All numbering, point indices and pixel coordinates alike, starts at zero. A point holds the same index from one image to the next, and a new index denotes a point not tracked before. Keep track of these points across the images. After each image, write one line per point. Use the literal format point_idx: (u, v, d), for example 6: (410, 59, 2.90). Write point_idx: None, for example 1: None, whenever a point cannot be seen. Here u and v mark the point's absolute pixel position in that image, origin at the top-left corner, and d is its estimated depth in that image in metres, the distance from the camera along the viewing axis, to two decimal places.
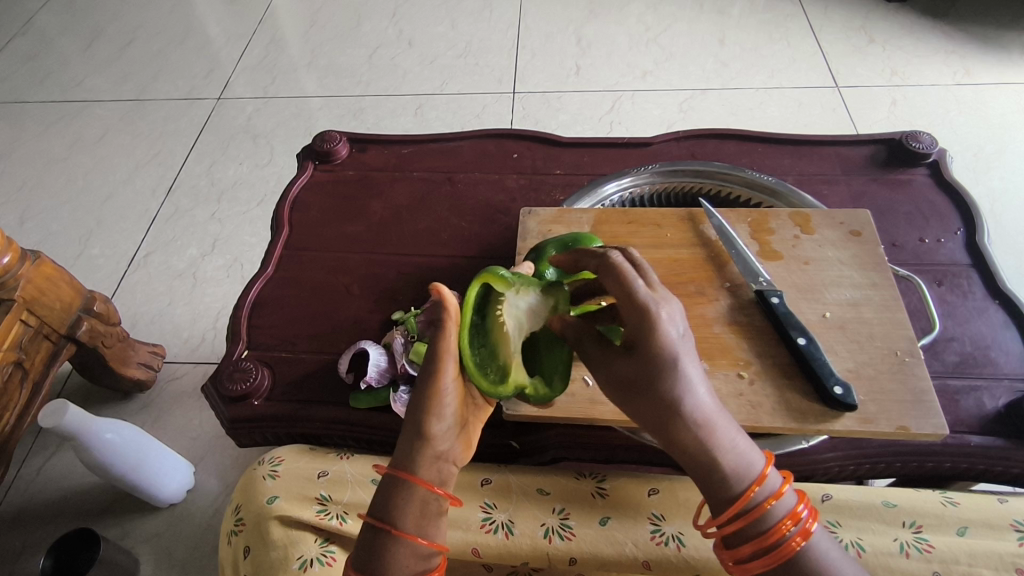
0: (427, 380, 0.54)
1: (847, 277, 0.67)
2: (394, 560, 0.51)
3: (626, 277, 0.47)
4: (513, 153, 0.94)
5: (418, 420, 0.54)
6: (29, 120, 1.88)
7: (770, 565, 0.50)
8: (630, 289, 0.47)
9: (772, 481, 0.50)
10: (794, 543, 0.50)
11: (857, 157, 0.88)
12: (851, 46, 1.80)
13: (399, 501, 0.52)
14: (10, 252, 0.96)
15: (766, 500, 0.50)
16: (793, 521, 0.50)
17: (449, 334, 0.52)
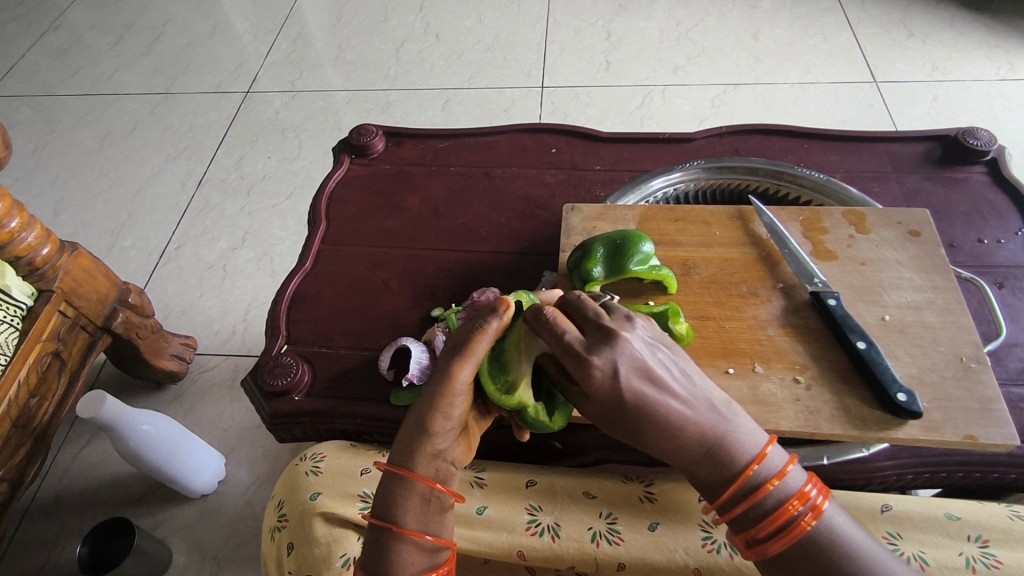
0: (442, 376, 0.53)
1: (906, 278, 0.64)
2: (403, 558, 0.52)
3: (552, 330, 0.50)
4: (551, 148, 0.92)
5: (425, 417, 0.53)
6: (62, 113, 1.90)
7: (785, 546, 0.49)
8: (558, 341, 0.50)
9: (773, 462, 0.50)
10: (805, 523, 0.49)
11: (909, 154, 0.85)
12: (890, 40, 1.75)
13: (399, 501, 0.53)
14: (49, 243, 0.97)
15: (767, 481, 0.50)
16: (801, 500, 0.49)
17: (483, 338, 0.52)
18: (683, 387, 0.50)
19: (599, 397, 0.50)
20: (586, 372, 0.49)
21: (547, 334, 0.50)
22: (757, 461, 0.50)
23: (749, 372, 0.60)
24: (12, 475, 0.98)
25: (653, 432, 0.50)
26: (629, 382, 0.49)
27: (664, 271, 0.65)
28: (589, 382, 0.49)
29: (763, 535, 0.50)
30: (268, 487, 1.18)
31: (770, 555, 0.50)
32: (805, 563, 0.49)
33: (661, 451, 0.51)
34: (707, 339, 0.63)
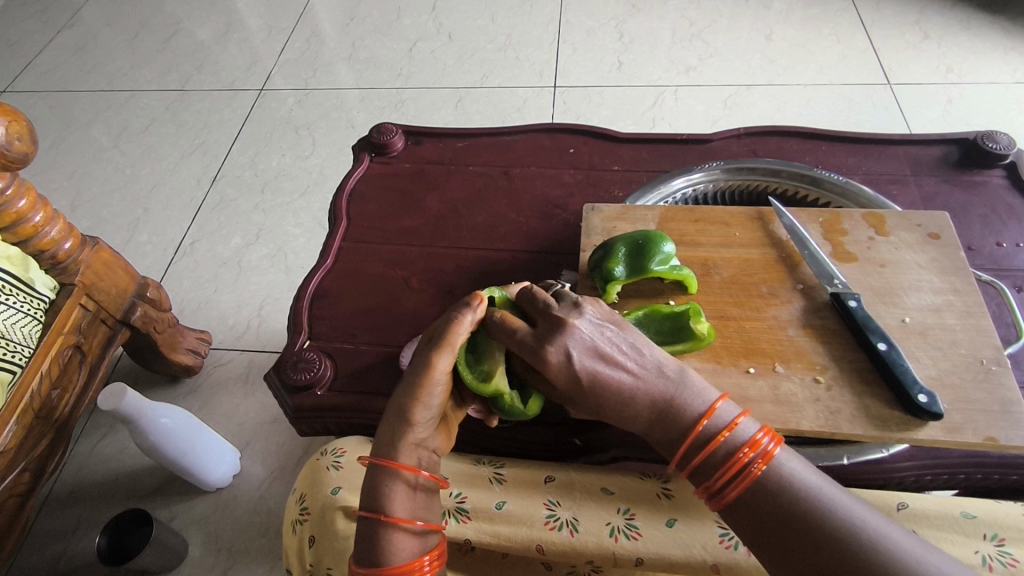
0: (421, 368, 0.57)
1: (926, 281, 0.65)
2: (395, 544, 0.56)
3: (504, 329, 0.58)
4: (569, 148, 0.93)
5: (405, 407, 0.57)
6: (79, 109, 1.92)
7: (740, 492, 0.52)
8: (512, 337, 0.58)
9: (722, 414, 0.54)
10: (756, 470, 0.52)
11: (928, 157, 0.85)
12: (904, 41, 1.74)
13: (384, 492, 0.57)
14: (72, 237, 0.98)
15: (718, 433, 0.53)
16: (751, 449, 0.52)
17: (461, 331, 0.57)
18: (631, 358, 0.57)
19: (558, 379, 0.57)
20: (542, 361, 0.57)
21: (501, 333, 0.58)
22: (707, 416, 0.54)
23: (769, 372, 0.61)
24: (34, 466, 0.99)
25: (611, 406, 0.56)
26: (579, 363, 0.56)
27: (684, 272, 0.66)
28: (546, 369, 0.57)
29: (720, 484, 0.53)
30: (282, 481, 1.19)
31: (732, 502, 0.53)
32: (767, 505, 0.51)
33: (625, 424, 0.57)
34: (727, 339, 0.63)
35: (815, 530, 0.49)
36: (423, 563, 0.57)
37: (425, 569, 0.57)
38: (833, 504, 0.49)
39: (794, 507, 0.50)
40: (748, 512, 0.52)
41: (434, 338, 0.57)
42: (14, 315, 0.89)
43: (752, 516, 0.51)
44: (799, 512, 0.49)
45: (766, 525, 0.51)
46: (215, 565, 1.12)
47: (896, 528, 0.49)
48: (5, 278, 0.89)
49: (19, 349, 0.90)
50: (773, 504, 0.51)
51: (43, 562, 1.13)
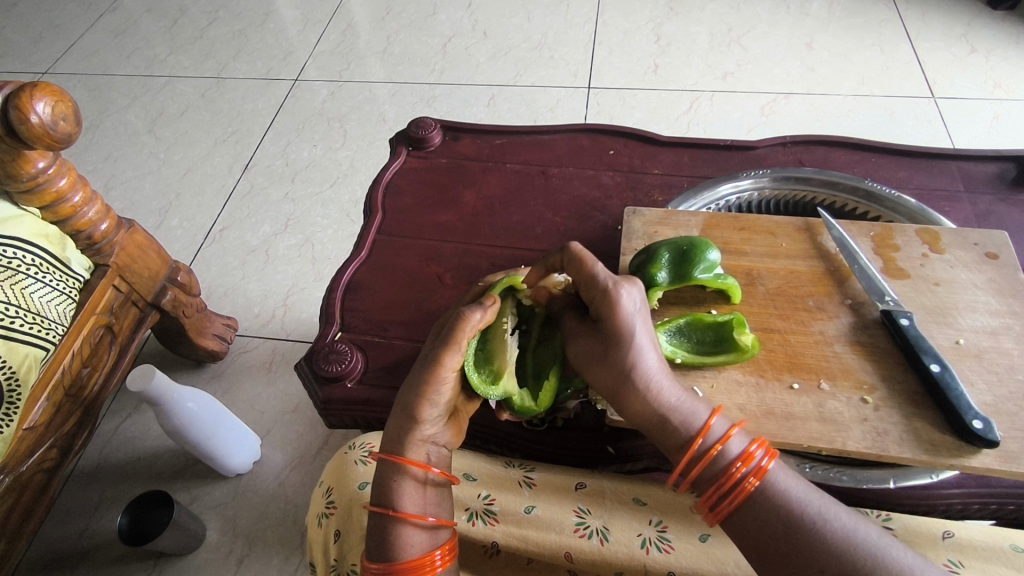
0: (430, 365, 0.57)
1: (981, 302, 0.63)
2: (406, 539, 0.56)
3: (579, 262, 0.57)
4: (609, 150, 0.92)
5: (413, 406, 0.58)
6: (116, 93, 1.95)
7: (735, 505, 0.52)
8: (589, 273, 0.56)
9: (716, 429, 0.54)
10: (748, 484, 0.51)
11: (983, 174, 0.82)
12: (950, 54, 1.70)
13: (394, 488, 0.58)
14: (109, 218, 0.99)
15: (711, 446, 0.53)
16: (744, 462, 0.52)
17: (466, 331, 0.57)
18: (657, 346, 0.56)
19: (612, 325, 0.55)
20: (613, 298, 0.54)
21: (578, 264, 0.57)
22: (703, 433, 0.53)
23: (815, 389, 0.59)
24: (61, 442, 1.00)
25: (637, 373, 0.54)
26: (637, 318, 0.55)
27: (729, 281, 0.65)
28: (609, 310, 0.55)
29: (718, 496, 0.52)
30: (301, 471, 1.19)
31: (728, 515, 0.52)
32: (767, 513, 0.50)
33: (637, 399, 0.54)
34: (771, 352, 0.61)
35: (815, 546, 0.48)
36: (433, 560, 0.56)
37: (436, 565, 0.56)
38: (835, 522, 0.49)
39: (794, 522, 0.49)
40: (748, 525, 0.51)
41: (443, 338, 0.57)
42: (49, 293, 0.90)
43: (759, 525, 0.50)
44: (800, 528, 0.49)
45: (764, 540, 0.50)
46: (231, 552, 1.11)
47: (897, 544, 0.49)
48: (41, 256, 0.89)
49: (52, 327, 0.91)
50: (771, 518, 0.50)
51: (65, 537, 1.14)
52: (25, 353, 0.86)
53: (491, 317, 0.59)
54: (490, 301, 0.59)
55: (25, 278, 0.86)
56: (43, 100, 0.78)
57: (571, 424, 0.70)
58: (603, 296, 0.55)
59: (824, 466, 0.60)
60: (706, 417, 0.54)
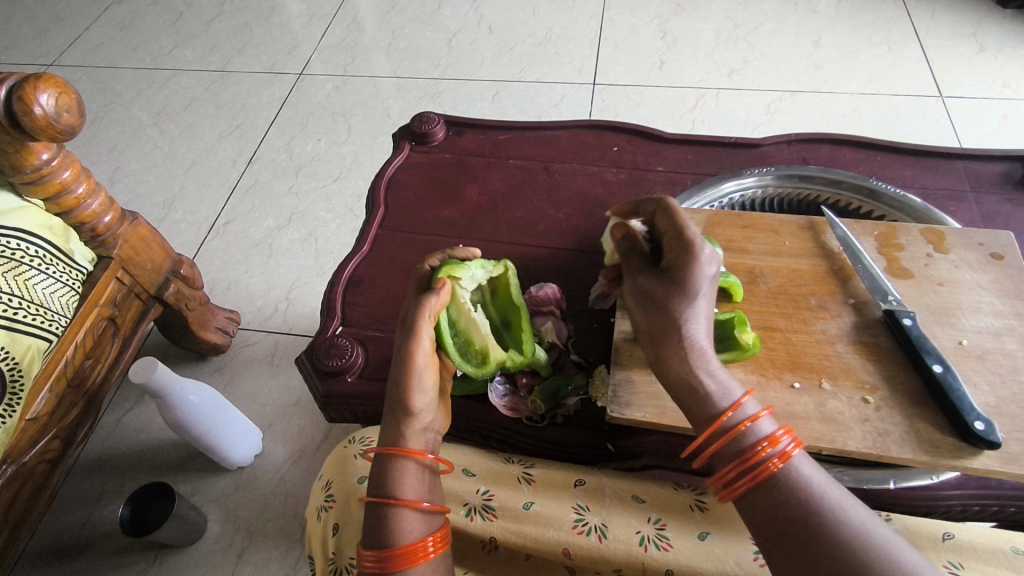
0: (404, 354, 0.59)
1: (986, 302, 0.62)
2: (402, 525, 0.56)
3: (671, 216, 0.59)
4: (613, 147, 0.91)
5: (401, 397, 0.59)
6: (121, 85, 1.95)
7: (754, 483, 0.51)
8: (673, 228, 0.59)
9: (748, 407, 0.53)
10: (771, 466, 0.51)
11: (989, 173, 0.82)
12: (959, 53, 1.68)
13: (393, 474, 0.58)
14: (112, 211, 0.99)
15: (739, 423, 0.52)
16: (769, 444, 0.51)
17: (423, 323, 0.60)
18: (708, 313, 0.57)
19: (682, 280, 0.56)
20: (692, 255, 0.56)
21: (671, 216, 0.59)
22: (734, 407, 0.53)
23: (816, 388, 0.58)
24: (63, 434, 1.00)
25: (688, 324, 0.55)
26: (707, 279, 0.56)
27: (731, 279, 0.64)
28: (687, 261, 0.56)
29: (736, 473, 0.52)
30: (302, 465, 1.20)
31: (741, 494, 0.52)
32: (782, 499, 0.49)
33: (679, 344, 0.55)
34: (772, 351, 0.61)
35: (823, 534, 0.47)
36: (427, 546, 0.55)
37: (429, 552, 0.55)
38: (849, 514, 0.48)
39: (807, 508, 0.48)
40: (760, 508, 0.50)
41: (406, 332, 0.60)
42: (52, 284, 0.90)
43: (773, 510, 0.49)
44: (811, 514, 0.48)
45: (776, 526, 0.49)
46: (232, 544, 1.12)
47: (911, 547, 0.47)
48: (45, 248, 0.89)
49: (55, 319, 0.91)
50: (784, 504, 0.49)
51: (67, 528, 1.15)
52: (28, 344, 0.86)
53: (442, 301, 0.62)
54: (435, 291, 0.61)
55: (28, 270, 0.86)
56: (47, 92, 0.78)
57: (572, 420, 0.69)
58: (684, 244, 0.56)
59: (824, 465, 0.60)
60: (740, 395, 0.54)
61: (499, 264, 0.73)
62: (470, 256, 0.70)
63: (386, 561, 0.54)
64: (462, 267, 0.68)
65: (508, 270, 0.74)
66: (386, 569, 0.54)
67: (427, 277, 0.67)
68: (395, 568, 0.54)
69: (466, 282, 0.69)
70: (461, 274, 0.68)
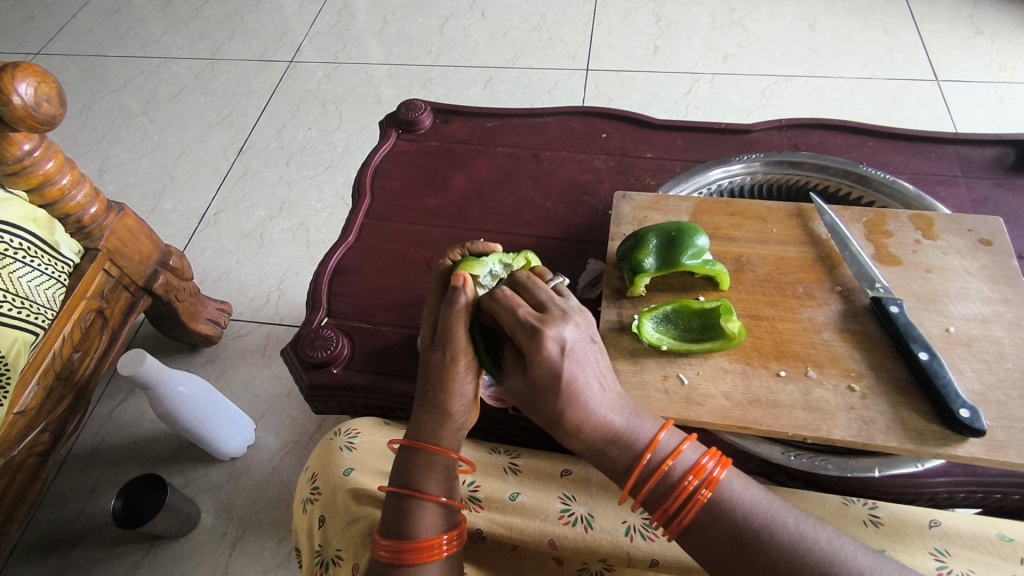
0: (447, 361, 0.57)
1: (974, 289, 0.62)
2: (420, 518, 0.56)
3: (504, 310, 0.55)
4: (602, 133, 0.90)
5: (439, 399, 0.58)
6: (109, 74, 1.92)
7: (688, 520, 0.50)
8: (512, 315, 0.54)
9: (666, 444, 0.53)
10: (700, 496, 0.50)
11: (980, 158, 0.81)
12: (955, 36, 1.67)
13: (424, 467, 0.58)
14: (97, 202, 0.98)
15: (662, 462, 0.52)
16: (695, 475, 0.51)
17: (457, 324, 0.57)
18: (601, 376, 0.53)
19: (536, 371, 0.52)
20: (539, 345, 0.52)
21: (502, 308, 0.55)
22: (650, 450, 0.52)
23: (802, 377, 0.58)
24: (53, 427, 1.00)
25: (569, 412, 0.52)
26: (566, 360, 0.52)
27: (717, 268, 0.64)
28: (534, 354, 0.52)
29: (670, 513, 0.51)
30: (295, 455, 1.19)
31: (682, 531, 0.51)
32: (722, 524, 0.50)
33: (569, 435, 0.53)
34: (759, 340, 0.61)
35: (764, 555, 0.48)
36: (443, 543, 0.56)
37: (443, 550, 0.56)
38: (788, 531, 0.49)
39: (744, 530, 0.49)
40: (703, 535, 0.50)
41: (443, 331, 0.57)
42: (38, 277, 0.89)
43: (713, 534, 0.50)
44: (752, 537, 0.49)
45: (721, 549, 0.50)
46: (225, 535, 1.12)
47: (853, 546, 0.48)
48: (29, 240, 0.88)
49: (42, 311, 0.90)
50: (723, 526, 0.50)
51: (61, 520, 1.15)
52: (15, 337, 0.86)
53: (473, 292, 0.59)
54: (460, 281, 0.57)
55: (13, 263, 0.85)
56: (26, 81, 0.77)
57: None
58: (527, 337, 0.52)
59: (808, 454, 0.59)
60: (654, 434, 0.53)
61: (520, 255, 0.68)
62: (489, 250, 0.65)
63: (401, 553, 0.55)
64: (479, 262, 0.64)
65: (530, 259, 0.69)
66: (400, 561, 0.55)
67: (446, 272, 0.64)
68: (410, 560, 0.55)
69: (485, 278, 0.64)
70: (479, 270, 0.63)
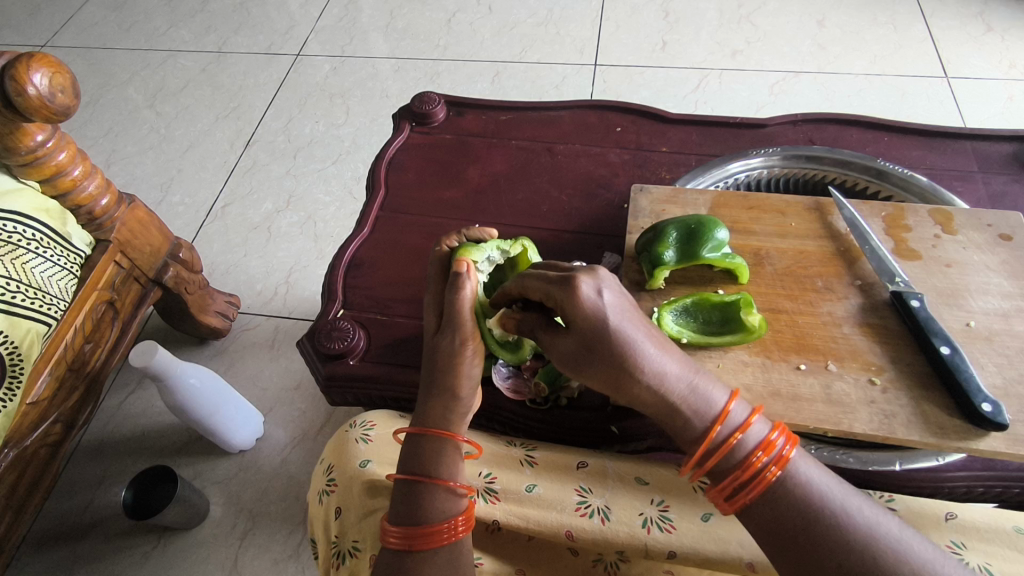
0: (455, 345, 0.59)
1: (994, 284, 0.62)
2: (428, 504, 0.57)
3: (532, 281, 0.56)
4: (616, 127, 0.90)
5: (446, 381, 0.59)
6: (116, 66, 1.92)
7: (754, 495, 0.50)
8: (541, 280, 0.55)
9: (736, 416, 0.52)
10: (769, 474, 0.50)
11: (997, 154, 0.81)
12: (965, 33, 1.66)
13: (433, 451, 0.59)
14: (109, 193, 0.98)
15: (731, 436, 0.52)
16: (764, 451, 0.51)
17: (466, 307, 0.59)
18: (650, 329, 0.53)
19: (581, 320, 0.52)
20: (575, 292, 0.52)
21: (532, 278, 0.56)
22: (719, 421, 0.52)
23: (822, 370, 0.58)
24: (64, 418, 1.00)
25: (633, 358, 0.51)
26: (606, 305, 0.52)
27: (737, 261, 0.64)
28: (573, 305, 0.52)
29: (736, 486, 0.51)
30: (304, 448, 1.20)
31: (745, 505, 0.51)
32: (789, 507, 0.49)
33: (640, 392, 0.52)
34: (778, 333, 0.61)
35: (833, 540, 0.47)
36: (449, 529, 0.56)
37: (451, 535, 0.56)
38: (859, 517, 0.48)
39: (813, 513, 0.48)
40: (761, 517, 0.50)
41: (450, 316, 0.59)
42: (50, 268, 0.89)
43: (779, 516, 0.49)
44: (821, 520, 0.48)
45: (785, 531, 0.49)
46: (235, 526, 1.12)
47: (922, 542, 0.48)
48: (42, 231, 0.88)
49: (54, 302, 0.90)
50: (786, 512, 0.49)
51: (70, 510, 1.15)
52: (28, 328, 0.86)
53: (475, 278, 0.60)
54: (462, 268, 0.59)
55: (25, 253, 0.85)
56: (40, 72, 0.77)
57: (576, 404, 0.70)
58: (559, 290, 0.53)
59: (830, 447, 0.60)
60: (723, 403, 0.53)
61: (517, 243, 0.71)
62: (485, 236, 0.67)
63: (412, 539, 0.55)
64: (477, 248, 0.66)
65: (527, 248, 0.71)
66: (411, 547, 0.55)
67: (446, 258, 0.65)
68: (419, 546, 0.55)
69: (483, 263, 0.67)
70: (478, 256, 0.66)
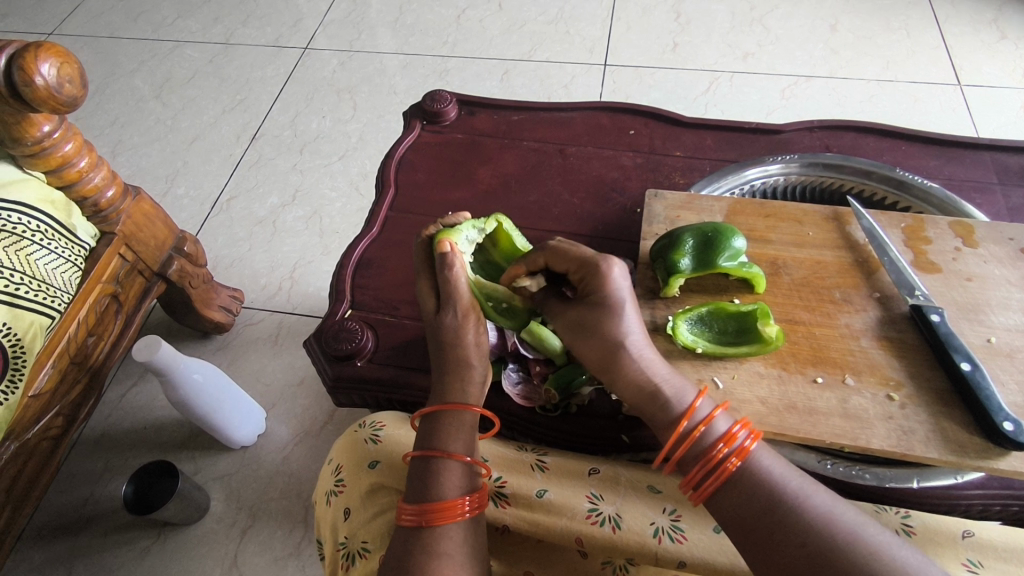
0: (456, 318, 0.63)
1: (1015, 299, 0.61)
2: (443, 479, 0.57)
3: (562, 251, 0.60)
4: (629, 130, 0.89)
5: (453, 353, 0.63)
6: (123, 56, 1.91)
7: (718, 484, 0.51)
8: (575, 253, 0.59)
9: (701, 410, 0.54)
10: (730, 464, 0.51)
11: (1015, 165, 0.79)
12: (979, 40, 1.65)
13: (447, 429, 0.60)
14: (114, 185, 0.97)
15: (694, 428, 0.53)
16: (726, 443, 0.51)
17: (458, 284, 0.63)
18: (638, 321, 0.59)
19: (605, 295, 0.57)
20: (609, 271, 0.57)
21: (564, 248, 0.60)
22: (687, 415, 0.54)
23: (839, 384, 0.57)
24: (66, 411, 0.99)
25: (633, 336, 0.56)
26: (625, 288, 0.58)
27: (753, 270, 0.63)
28: (602, 280, 0.57)
29: (701, 475, 0.51)
30: (305, 445, 1.19)
31: (710, 495, 0.51)
32: (750, 493, 0.49)
33: (629, 368, 0.56)
34: (795, 345, 0.60)
35: (792, 522, 0.47)
36: (465, 503, 0.56)
37: (464, 510, 0.56)
38: (818, 501, 0.48)
39: (774, 497, 0.48)
40: (725, 502, 0.50)
41: (446, 296, 0.63)
42: (55, 260, 0.88)
43: (741, 499, 0.49)
44: (781, 504, 0.48)
45: (748, 515, 0.49)
46: (235, 523, 1.11)
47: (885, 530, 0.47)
48: (46, 222, 0.87)
49: (59, 295, 0.89)
50: (749, 496, 0.49)
51: (69, 504, 1.15)
52: (31, 320, 0.85)
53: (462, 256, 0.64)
54: (447, 249, 0.62)
55: (30, 244, 0.84)
56: (48, 61, 0.76)
57: (586, 411, 0.69)
58: (593, 265, 0.58)
59: (846, 463, 0.59)
60: (691, 399, 0.55)
61: (491, 220, 0.70)
62: (461, 219, 0.68)
63: (425, 513, 0.55)
64: (455, 231, 0.67)
65: (502, 221, 0.71)
66: (424, 523, 0.55)
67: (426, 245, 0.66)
68: (432, 521, 0.55)
69: (465, 246, 0.67)
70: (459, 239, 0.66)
